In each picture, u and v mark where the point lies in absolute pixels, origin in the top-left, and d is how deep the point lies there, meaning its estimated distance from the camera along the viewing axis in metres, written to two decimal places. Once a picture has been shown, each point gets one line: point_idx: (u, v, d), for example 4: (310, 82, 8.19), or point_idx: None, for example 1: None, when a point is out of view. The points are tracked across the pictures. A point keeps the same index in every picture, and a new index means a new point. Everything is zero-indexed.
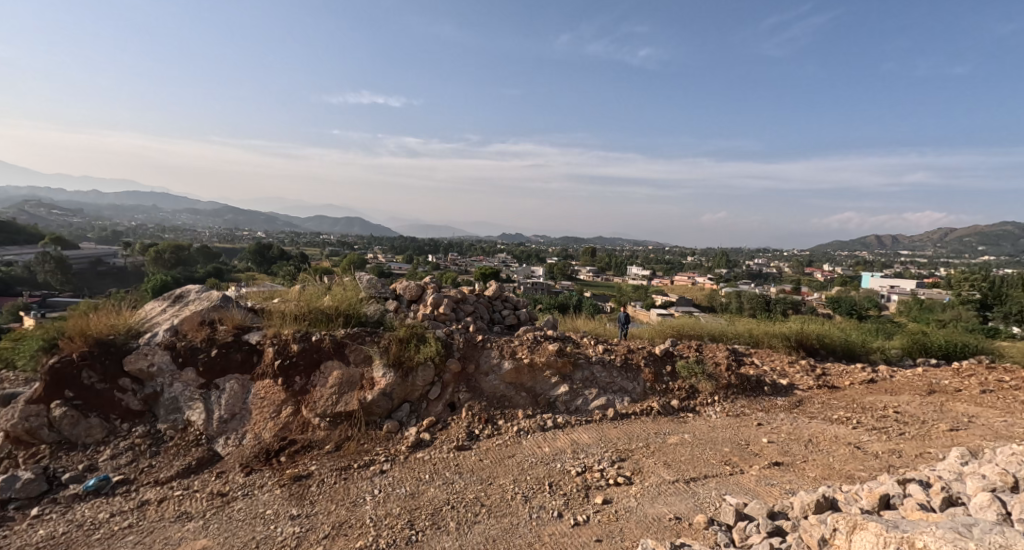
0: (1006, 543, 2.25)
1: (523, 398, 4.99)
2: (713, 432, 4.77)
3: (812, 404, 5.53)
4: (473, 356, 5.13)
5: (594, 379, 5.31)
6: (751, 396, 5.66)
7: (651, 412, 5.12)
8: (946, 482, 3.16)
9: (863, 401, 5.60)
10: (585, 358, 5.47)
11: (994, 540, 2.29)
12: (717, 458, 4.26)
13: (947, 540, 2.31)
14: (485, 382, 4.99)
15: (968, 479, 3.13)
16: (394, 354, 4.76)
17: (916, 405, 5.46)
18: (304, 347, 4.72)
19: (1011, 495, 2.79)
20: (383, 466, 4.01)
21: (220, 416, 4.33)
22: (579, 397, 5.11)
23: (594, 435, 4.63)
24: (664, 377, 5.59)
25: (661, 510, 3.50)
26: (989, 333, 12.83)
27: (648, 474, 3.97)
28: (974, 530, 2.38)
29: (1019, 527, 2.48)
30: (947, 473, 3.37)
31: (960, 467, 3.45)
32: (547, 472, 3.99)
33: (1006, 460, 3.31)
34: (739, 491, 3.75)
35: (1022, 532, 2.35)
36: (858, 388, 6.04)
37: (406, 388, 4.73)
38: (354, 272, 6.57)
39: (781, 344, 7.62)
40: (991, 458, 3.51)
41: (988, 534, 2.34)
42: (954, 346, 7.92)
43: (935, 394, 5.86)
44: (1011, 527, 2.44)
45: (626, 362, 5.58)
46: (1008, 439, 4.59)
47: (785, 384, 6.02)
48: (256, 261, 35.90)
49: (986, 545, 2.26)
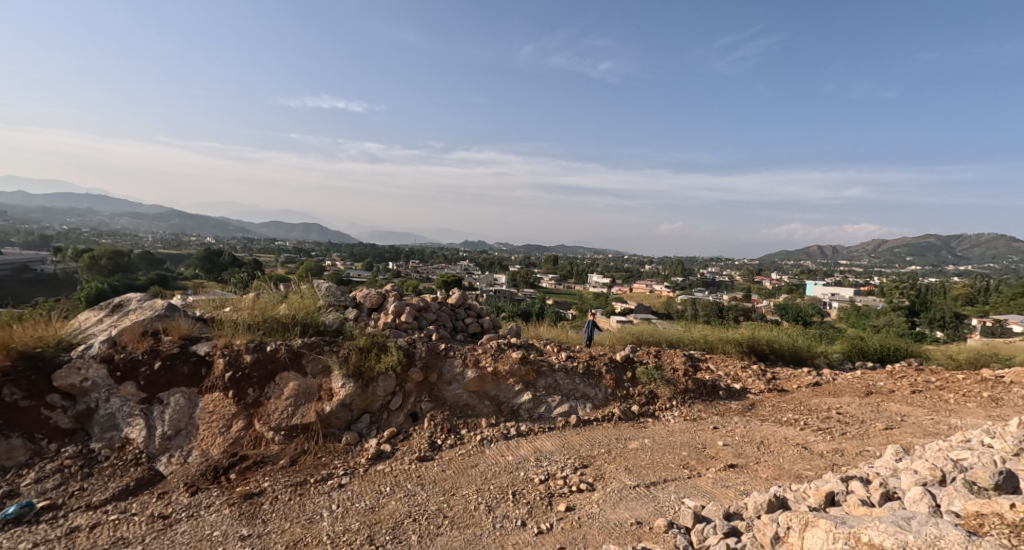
0: (941, 533, 2.35)
1: (486, 406, 4.93)
2: (671, 436, 4.85)
3: (763, 407, 5.73)
4: (436, 365, 5.05)
5: (557, 386, 5.32)
6: (707, 400, 5.80)
7: (612, 418, 5.16)
8: (884, 478, 3.31)
9: (809, 403, 5.85)
10: (548, 366, 5.49)
11: (930, 532, 2.38)
12: (676, 461, 4.34)
13: (890, 534, 2.41)
14: (448, 391, 4.91)
15: (903, 474, 3.28)
16: (354, 364, 4.62)
17: (856, 406, 5.76)
18: (258, 357, 4.51)
19: (942, 488, 2.93)
20: (341, 480, 3.86)
21: (164, 433, 4.05)
22: (542, 404, 5.10)
23: (556, 442, 4.62)
24: (625, 383, 5.67)
25: (622, 515, 3.52)
26: (915, 337, 13.79)
27: (610, 480, 3.99)
28: (913, 523, 2.47)
29: (948, 517, 2.61)
30: (883, 470, 3.53)
31: (896, 463, 3.63)
32: (511, 480, 3.95)
33: (935, 455, 3.50)
34: (697, 494, 3.82)
35: (954, 524, 2.46)
36: (804, 390, 6.33)
37: (366, 398, 4.60)
38: (311, 279, 6.34)
39: (734, 350, 7.90)
40: (922, 453, 3.72)
41: (925, 526, 2.43)
42: (888, 349, 8.45)
43: (872, 395, 6.20)
44: (944, 519, 2.56)
45: (588, 369, 5.63)
46: (936, 435, 4.90)
47: (738, 388, 6.22)
48: (204, 268, 34.23)
49: (924, 538, 2.35)
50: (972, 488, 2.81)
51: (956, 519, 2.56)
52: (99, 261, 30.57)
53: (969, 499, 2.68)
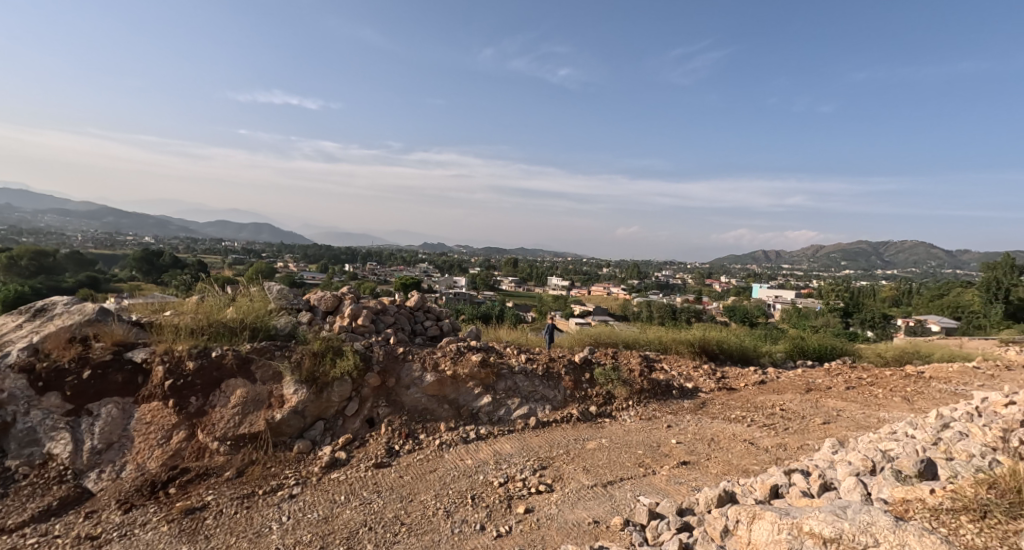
0: (873, 519, 2.43)
1: (446, 410, 4.86)
2: (627, 436, 4.93)
3: (714, 405, 5.92)
4: (394, 369, 4.94)
5: (517, 388, 5.31)
6: (661, 399, 5.95)
7: (571, 419, 5.19)
8: (823, 469, 3.45)
9: (755, 400, 6.10)
10: (507, 369, 5.47)
11: (863, 518, 2.46)
12: (632, 460, 4.41)
13: (828, 522, 2.48)
14: (406, 395, 4.81)
15: (839, 465, 3.44)
16: (307, 369, 4.44)
17: (797, 402, 6.05)
18: (202, 364, 4.26)
19: (873, 477, 3.09)
20: (292, 490, 3.69)
21: (93, 447, 3.76)
22: (501, 407, 5.07)
23: (516, 444, 4.60)
24: (583, 384, 5.73)
25: (580, 515, 3.53)
26: (849, 336, 14.71)
27: (569, 480, 4.01)
28: (849, 511, 2.57)
29: (879, 503, 2.73)
30: (821, 462, 3.69)
31: (833, 455, 3.81)
32: (470, 484, 3.89)
33: (868, 446, 3.71)
34: (652, 491, 3.89)
35: (884, 510, 2.57)
36: (751, 388, 6.59)
37: (320, 405, 4.43)
38: (262, 281, 6.07)
39: (687, 350, 8.15)
40: (855, 445, 3.92)
41: (859, 513, 2.52)
42: (826, 348, 8.95)
43: (812, 391, 6.53)
44: (875, 506, 2.67)
45: (548, 371, 5.66)
46: (868, 428, 5.21)
47: (690, 387, 6.40)
48: (144, 269, 32.31)
49: (858, 524, 2.42)
50: (899, 476, 2.97)
51: (886, 504, 2.68)
52: (24, 261, 28.31)
53: (897, 487, 2.83)
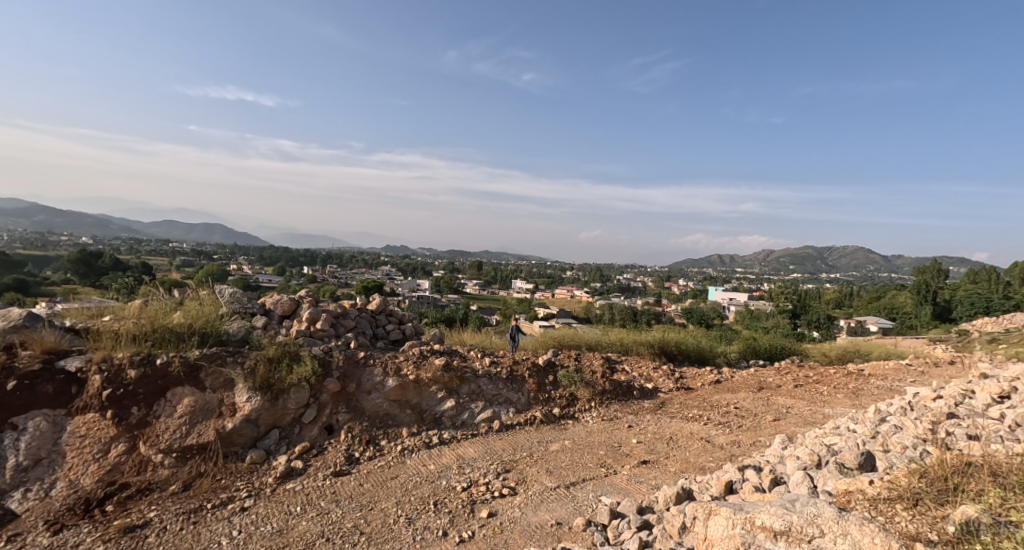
0: (819, 510, 2.52)
1: (408, 415, 4.77)
2: (590, 437, 4.98)
3: (673, 405, 6.06)
4: (355, 375, 4.81)
5: (481, 392, 5.28)
6: (622, 400, 6.03)
7: (534, 421, 5.19)
8: (773, 465, 3.57)
9: (711, 399, 6.28)
10: (471, 372, 5.43)
11: (810, 510, 2.55)
12: (594, 461, 4.44)
13: (778, 516, 2.56)
14: (367, 401, 4.69)
15: (788, 460, 3.57)
16: (261, 376, 4.26)
17: (750, 400, 6.27)
18: (146, 372, 4.02)
19: (819, 471, 3.21)
20: (244, 503, 3.52)
21: (18, 464, 3.46)
22: (465, 411, 5.02)
23: (479, 448, 4.56)
24: (547, 386, 5.75)
25: (543, 517, 3.52)
26: (796, 337, 15.42)
27: (532, 483, 4.00)
28: (797, 504, 2.65)
29: (824, 496, 2.84)
30: (772, 458, 3.83)
31: (782, 451, 3.95)
32: (433, 490, 3.82)
33: (814, 441, 3.87)
34: (613, 491, 3.93)
35: (829, 502, 2.67)
36: (707, 388, 6.79)
37: (275, 413, 4.26)
38: (212, 284, 5.79)
39: (647, 351, 8.32)
40: (803, 441, 4.09)
41: (806, 505, 2.61)
42: (776, 348, 9.33)
43: (764, 389, 6.79)
44: (821, 498, 2.78)
45: (512, 374, 5.66)
46: (815, 424, 5.45)
47: (650, 387, 6.53)
48: (82, 271, 30.37)
49: (806, 516, 2.50)
50: (842, 469, 3.10)
51: (830, 496, 2.79)
52: None
53: (840, 479, 2.95)
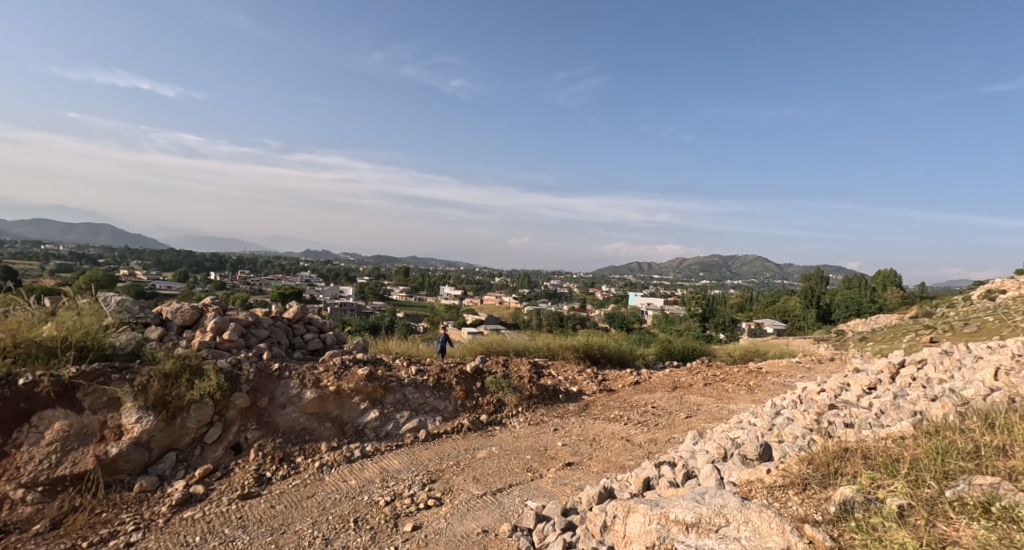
0: (724, 501, 2.69)
1: (327, 429, 4.54)
2: (516, 442, 5.00)
3: (596, 407, 6.25)
4: (267, 388, 4.52)
5: (406, 401, 5.15)
6: (548, 404, 6.14)
7: (461, 429, 5.13)
8: (686, 460, 3.78)
9: (631, 400, 6.56)
10: (396, 382, 5.29)
11: (717, 501, 2.71)
12: (521, 466, 4.47)
13: (689, 509, 2.70)
14: (281, 416, 4.41)
15: (699, 454, 3.79)
16: (155, 394, 3.87)
17: (665, 399, 6.62)
18: (6, 395, 3.51)
19: (725, 463, 3.44)
20: (129, 537, 3.16)
21: None
22: (389, 422, 4.87)
23: (404, 459, 4.42)
24: (474, 393, 5.73)
25: (469, 526, 3.48)
26: (705, 338, 16.62)
27: (458, 492, 3.94)
28: (706, 496, 2.82)
29: (730, 486, 3.05)
30: (684, 454, 4.05)
31: (694, 446, 4.20)
32: (353, 506, 3.65)
33: (721, 436, 4.15)
34: (539, 494, 3.96)
35: (733, 492, 2.86)
36: (627, 389, 7.08)
37: (171, 434, 3.89)
38: (95, 291, 5.18)
39: (572, 355, 8.54)
40: (712, 435, 4.37)
41: (714, 497, 2.78)
42: (689, 350, 9.95)
43: (678, 388, 7.20)
44: (727, 488, 2.97)
45: (438, 382, 5.58)
46: (722, 419, 5.86)
47: (575, 390, 6.70)
48: None
49: (714, 507, 2.66)
50: (744, 461, 3.35)
51: (735, 486, 3.00)
52: None
53: (743, 470, 3.18)
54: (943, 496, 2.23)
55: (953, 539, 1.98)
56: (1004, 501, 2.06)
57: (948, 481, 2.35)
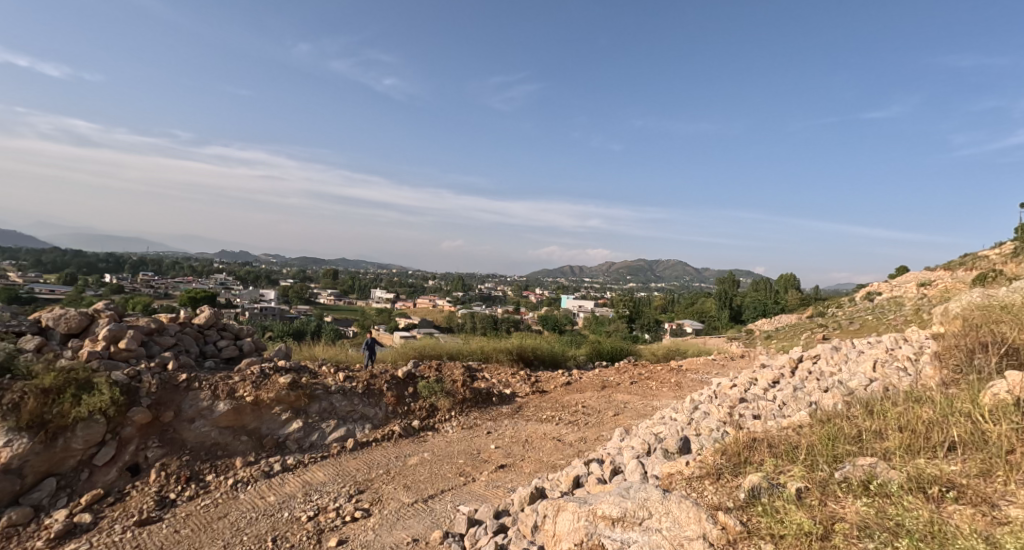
0: (648, 494, 2.80)
1: (243, 443, 4.25)
2: (449, 446, 4.94)
3: (528, 408, 6.32)
4: (172, 402, 4.18)
5: (333, 410, 4.94)
6: (482, 407, 6.12)
7: (392, 436, 4.98)
8: (613, 457, 3.90)
9: (563, 400, 6.69)
10: (322, 389, 5.06)
11: (640, 494, 2.82)
12: (453, 471, 4.41)
13: (616, 504, 2.79)
14: (188, 431, 4.09)
15: (625, 450, 3.93)
16: (30, 413, 3.50)
17: (595, 399, 6.82)
18: None
19: (649, 458, 3.59)
20: None
21: None
22: (314, 432, 4.64)
23: (330, 471, 4.23)
24: (406, 399, 5.59)
25: (399, 536, 3.39)
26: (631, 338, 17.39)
27: (388, 501, 3.82)
28: (631, 491, 2.92)
29: (653, 479, 3.18)
30: (612, 450, 4.19)
31: (621, 442, 4.35)
32: (272, 524, 3.44)
33: (646, 431, 4.33)
34: (471, 498, 3.93)
35: (655, 485, 2.99)
36: (559, 390, 7.23)
37: (50, 457, 3.52)
38: None
39: (506, 358, 8.58)
40: (638, 431, 4.55)
41: (638, 491, 2.89)
42: (617, 350, 10.33)
43: (606, 387, 7.45)
44: (650, 482, 3.10)
45: (368, 388, 5.40)
46: (647, 415, 6.13)
47: (508, 393, 6.73)
48: None
49: (639, 501, 2.76)
50: (666, 454, 3.51)
51: (658, 479, 3.13)
52: None
53: (665, 463, 3.33)
54: (833, 478, 2.47)
55: (841, 516, 2.19)
56: (881, 479, 2.30)
57: (837, 463, 2.60)
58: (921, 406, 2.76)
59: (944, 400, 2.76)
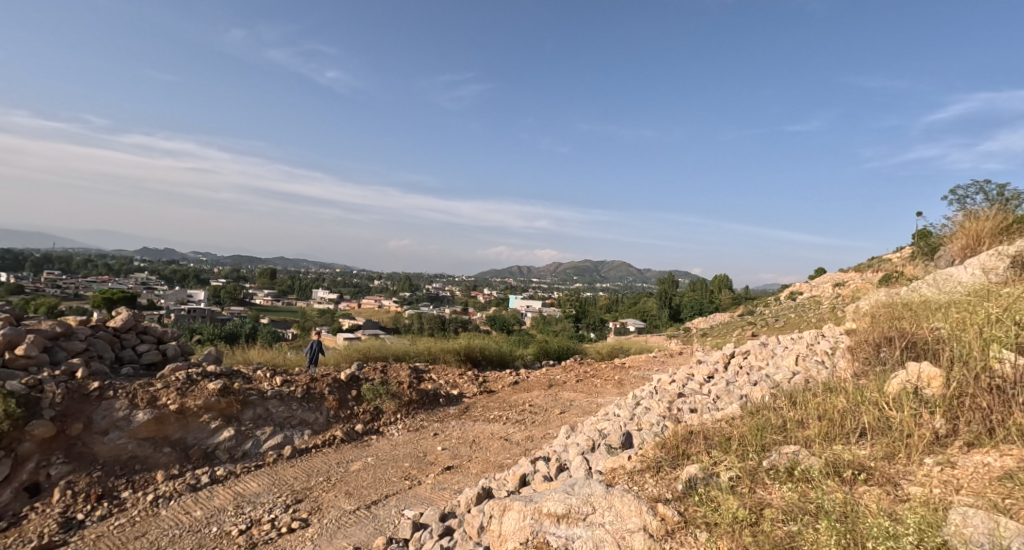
0: (591, 489, 2.83)
1: (165, 455, 3.95)
2: (394, 450, 4.81)
3: (476, 408, 6.27)
4: (82, 413, 3.84)
5: (268, 416, 4.68)
6: (428, 409, 6.01)
7: (333, 441, 4.78)
8: (559, 454, 3.93)
9: (510, 400, 6.69)
10: (257, 394, 4.79)
11: (585, 490, 2.85)
12: (398, 474, 4.29)
13: (560, 501, 2.80)
14: (101, 444, 3.76)
15: (571, 447, 3.97)
16: None
17: (541, 397, 6.87)
18: None
19: (593, 454, 3.64)
20: None
21: None
22: (247, 440, 4.38)
23: (265, 481, 3.99)
24: (349, 402, 5.39)
25: (339, 544, 3.25)
26: (577, 338, 17.70)
27: (328, 509, 3.66)
28: (575, 487, 2.94)
29: (597, 474, 3.23)
30: (558, 448, 4.22)
31: (567, 439, 4.39)
32: (197, 541, 3.20)
33: (591, 428, 4.40)
34: (417, 502, 3.83)
35: (599, 480, 3.03)
36: (506, 389, 7.22)
37: None
38: None
39: (454, 358, 8.47)
40: (583, 428, 4.62)
41: (581, 487, 2.91)
42: (564, 349, 10.46)
43: (553, 386, 7.53)
44: (595, 477, 3.14)
45: (308, 392, 5.16)
46: (592, 412, 6.24)
47: (456, 393, 6.65)
48: None
49: (583, 496, 2.78)
50: (610, 449, 3.58)
51: (602, 475, 3.18)
52: None
53: (608, 458, 3.39)
54: (762, 466, 2.60)
55: (768, 502, 2.31)
56: (803, 465, 2.44)
57: (765, 452, 2.74)
58: (837, 396, 2.96)
59: (857, 389, 2.97)
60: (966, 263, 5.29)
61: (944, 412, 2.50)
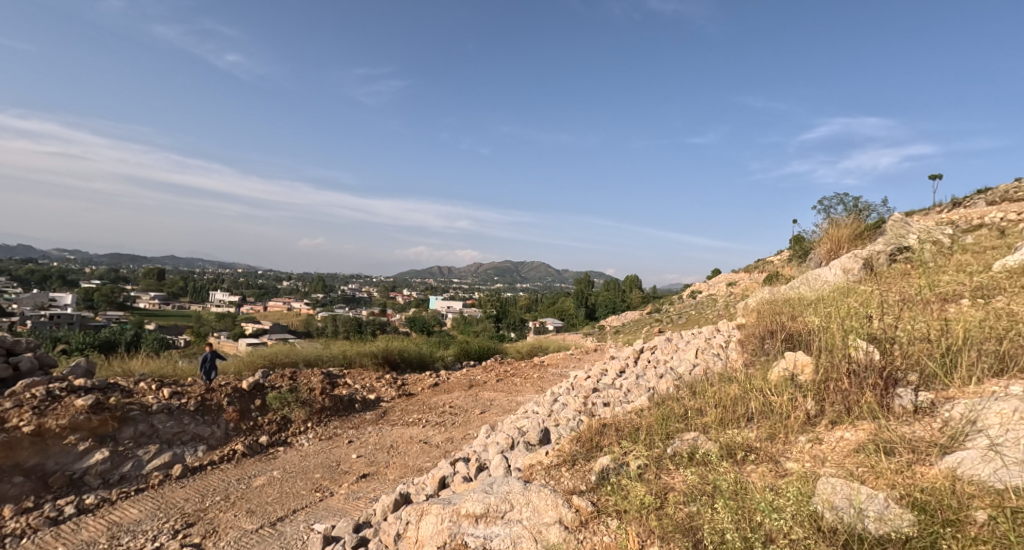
0: (509, 486, 2.80)
1: (18, 485, 3.38)
2: (304, 461, 4.48)
3: (394, 412, 6.04)
4: None
5: (153, 433, 4.18)
6: (343, 415, 5.69)
7: (234, 457, 4.36)
8: (479, 454, 3.88)
9: (430, 402, 6.53)
10: (139, 410, 4.26)
11: (503, 488, 2.82)
12: (307, 487, 4.00)
13: (478, 500, 2.74)
14: None
15: (490, 446, 3.94)
16: None
17: (461, 398, 6.78)
18: None
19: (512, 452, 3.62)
20: None
21: None
22: (126, 462, 3.87)
23: (148, 505, 3.54)
24: (252, 413, 4.97)
25: None
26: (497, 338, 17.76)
27: (224, 531, 3.32)
28: (494, 485, 2.91)
29: (516, 471, 3.21)
30: (477, 447, 4.16)
31: (487, 439, 4.35)
32: None
33: (511, 425, 4.40)
34: (328, 514, 3.59)
35: (517, 477, 3.01)
36: (426, 391, 7.04)
37: None
38: None
39: (370, 362, 8.13)
40: (503, 426, 4.60)
41: (499, 485, 2.88)
42: (485, 349, 10.43)
43: (473, 386, 7.46)
44: (514, 474, 3.12)
45: (203, 404, 4.67)
46: (510, 410, 6.26)
47: (373, 399, 6.37)
48: None
49: (500, 494, 2.75)
50: (529, 446, 3.58)
51: (520, 471, 3.17)
52: None
53: (527, 455, 3.38)
54: (666, 453, 2.71)
55: (672, 486, 2.41)
56: (701, 450, 2.58)
57: (670, 440, 2.87)
58: (730, 385, 3.18)
59: (747, 378, 3.21)
60: (833, 263, 5.97)
61: (814, 395, 2.76)
